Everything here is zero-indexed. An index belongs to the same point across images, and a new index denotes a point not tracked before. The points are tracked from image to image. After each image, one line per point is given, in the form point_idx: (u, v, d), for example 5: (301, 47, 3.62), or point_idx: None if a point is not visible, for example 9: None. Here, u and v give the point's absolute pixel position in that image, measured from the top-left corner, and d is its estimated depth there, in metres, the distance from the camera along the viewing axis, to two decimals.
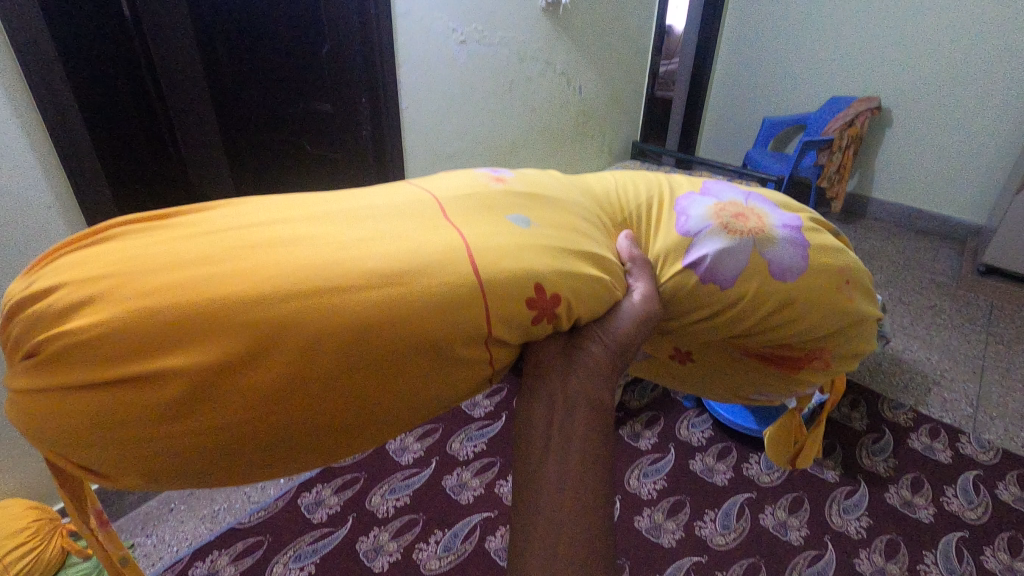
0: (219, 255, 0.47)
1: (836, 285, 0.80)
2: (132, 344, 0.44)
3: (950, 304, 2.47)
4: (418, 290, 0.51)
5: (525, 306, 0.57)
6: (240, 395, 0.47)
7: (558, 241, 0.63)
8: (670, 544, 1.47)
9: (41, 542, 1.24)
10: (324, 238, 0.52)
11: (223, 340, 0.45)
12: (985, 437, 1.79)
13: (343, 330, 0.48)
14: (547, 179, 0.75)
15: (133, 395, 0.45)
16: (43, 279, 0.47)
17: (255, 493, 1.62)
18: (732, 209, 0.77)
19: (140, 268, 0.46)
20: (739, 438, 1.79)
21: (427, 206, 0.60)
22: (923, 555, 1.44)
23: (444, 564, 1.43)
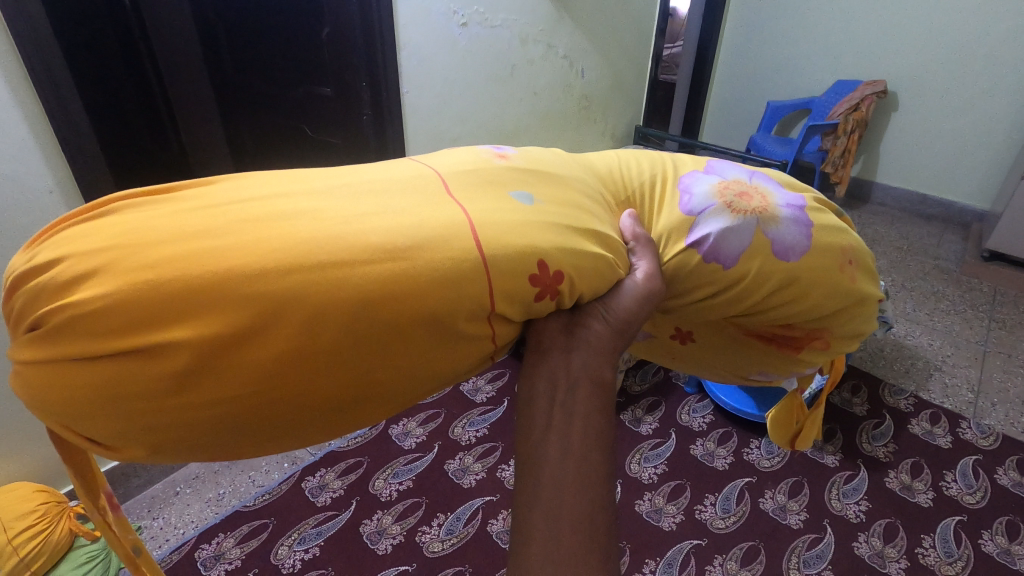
0: (220, 229, 0.47)
1: (838, 265, 0.80)
2: (136, 315, 0.44)
3: (953, 290, 2.46)
4: (419, 265, 0.51)
5: (528, 282, 0.57)
6: (242, 369, 0.47)
7: (561, 217, 0.62)
8: (671, 527, 1.49)
9: (50, 525, 1.26)
10: (325, 212, 0.51)
11: (224, 314, 0.45)
12: (986, 423, 1.80)
13: (345, 304, 0.48)
14: (550, 155, 0.75)
15: (137, 368, 0.45)
16: (45, 253, 0.47)
17: (260, 477, 1.64)
18: (736, 188, 0.77)
19: (139, 241, 0.46)
20: (740, 423, 1.80)
21: (428, 181, 0.60)
22: (921, 539, 1.46)
23: (447, 546, 1.44)
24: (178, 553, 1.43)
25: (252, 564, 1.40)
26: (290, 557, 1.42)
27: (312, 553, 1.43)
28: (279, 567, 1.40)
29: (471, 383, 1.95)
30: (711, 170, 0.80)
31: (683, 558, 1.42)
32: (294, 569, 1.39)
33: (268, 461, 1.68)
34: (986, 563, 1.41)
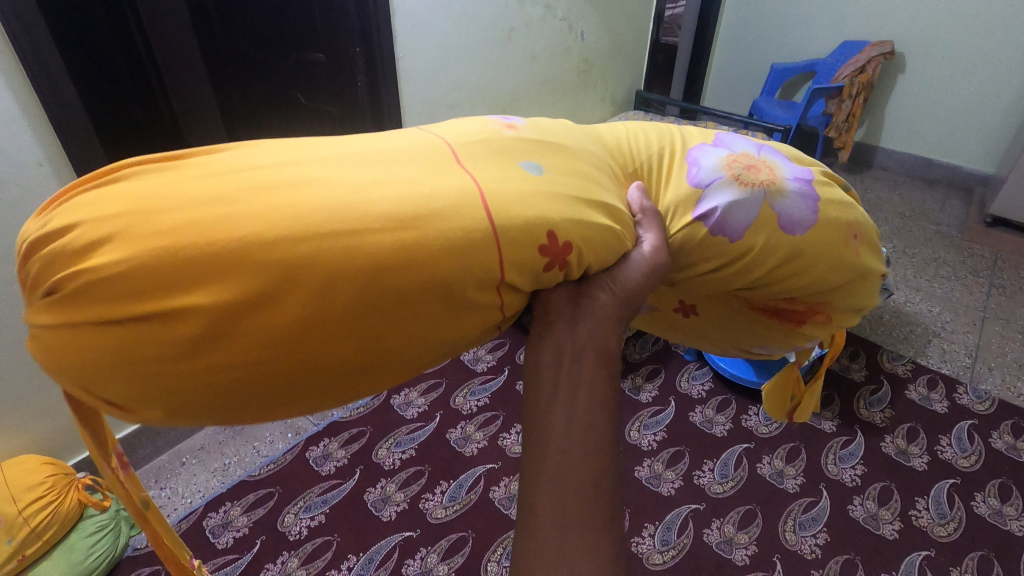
0: (234, 196, 0.46)
1: (844, 240, 0.79)
2: (155, 278, 0.43)
3: (954, 256, 2.45)
4: (435, 233, 0.50)
5: (537, 252, 0.56)
6: (259, 333, 0.46)
7: (570, 188, 0.61)
8: (670, 493, 1.51)
9: (59, 495, 1.28)
10: (340, 179, 0.50)
11: (244, 278, 0.44)
12: (982, 388, 1.81)
13: (364, 269, 0.47)
14: (557, 125, 0.73)
15: (156, 331, 0.45)
16: (59, 217, 0.46)
17: (264, 447, 1.66)
18: (743, 161, 0.75)
19: (154, 208, 0.45)
20: (739, 390, 1.81)
21: (438, 150, 0.58)
22: (915, 501, 1.49)
23: (450, 513, 1.47)
24: (186, 522, 1.46)
25: (260, 532, 1.43)
26: (296, 524, 1.45)
27: (318, 521, 1.46)
28: (286, 535, 1.43)
29: (472, 353, 1.95)
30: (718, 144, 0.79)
31: (681, 522, 1.45)
32: (301, 536, 1.42)
33: (272, 431, 1.70)
34: (977, 525, 1.44)
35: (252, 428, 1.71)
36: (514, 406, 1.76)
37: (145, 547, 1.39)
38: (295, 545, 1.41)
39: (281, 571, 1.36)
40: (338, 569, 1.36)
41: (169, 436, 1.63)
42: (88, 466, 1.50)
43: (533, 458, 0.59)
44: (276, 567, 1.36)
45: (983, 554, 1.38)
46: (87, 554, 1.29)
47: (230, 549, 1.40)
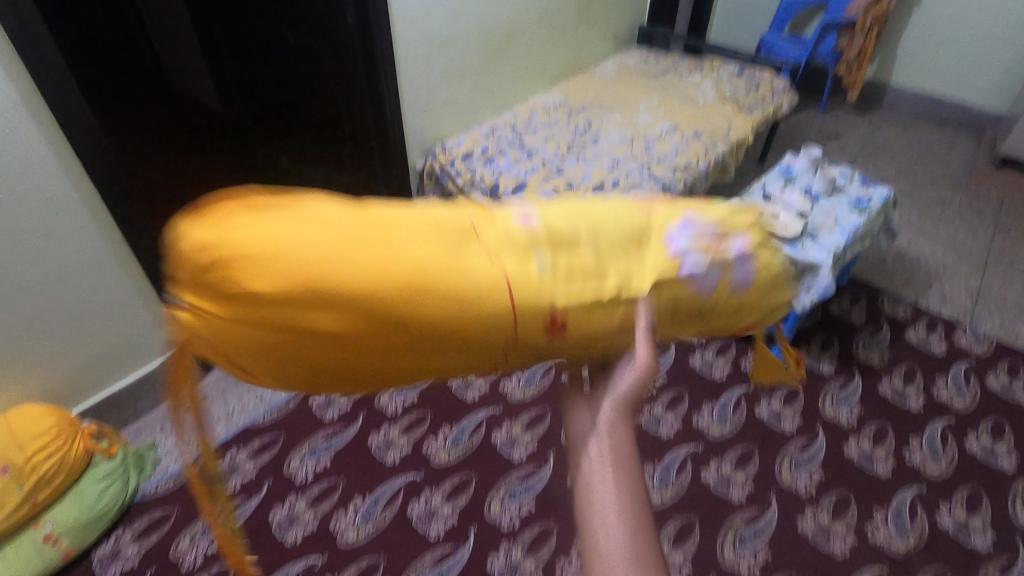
0: (352, 253, 0.59)
1: (780, 296, 0.81)
2: (293, 305, 0.58)
3: (960, 198, 2.41)
4: (488, 293, 0.64)
5: (552, 315, 0.67)
6: (359, 347, 0.63)
7: (577, 262, 0.68)
8: (669, 435, 1.53)
9: (64, 444, 1.29)
10: (423, 242, 0.63)
11: (356, 314, 0.60)
12: (981, 330, 1.82)
13: (439, 313, 0.62)
14: (550, 206, 0.71)
15: (286, 334, 0.60)
16: (212, 229, 0.58)
17: (265, 394, 1.66)
18: (693, 251, 0.72)
19: (295, 259, 0.58)
20: (739, 335, 1.81)
21: (492, 215, 0.69)
22: (909, 441, 1.52)
23: (452, 456, 1.50)
24: (193, 468, 1.48)
25: (266, 476, 1.46)
26: (302, 468, 1.47)
27: (323, 465, 1.48)
28: (292, 478, 1.45)
29: None
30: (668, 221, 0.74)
31: (680, 463, 1.47)
32: (307, 480, 1.45)
33: None
34: (968, 462, 1.47)
35: None
36: None
37: (154, 492, 1.43)
38: (302, 488, 1.43)
39: (290, 512, 1.39)
40: (345, 510, 1.39)
41: (170, 384, 1.63)
42: (91, 414, 1.50)
43: (580, 491, 0.62)
44: (284, 509, 1.40)
45: (973, 489, 1.43)
46: (97, 499, 1.32)
47: (239, 493, 1.43)
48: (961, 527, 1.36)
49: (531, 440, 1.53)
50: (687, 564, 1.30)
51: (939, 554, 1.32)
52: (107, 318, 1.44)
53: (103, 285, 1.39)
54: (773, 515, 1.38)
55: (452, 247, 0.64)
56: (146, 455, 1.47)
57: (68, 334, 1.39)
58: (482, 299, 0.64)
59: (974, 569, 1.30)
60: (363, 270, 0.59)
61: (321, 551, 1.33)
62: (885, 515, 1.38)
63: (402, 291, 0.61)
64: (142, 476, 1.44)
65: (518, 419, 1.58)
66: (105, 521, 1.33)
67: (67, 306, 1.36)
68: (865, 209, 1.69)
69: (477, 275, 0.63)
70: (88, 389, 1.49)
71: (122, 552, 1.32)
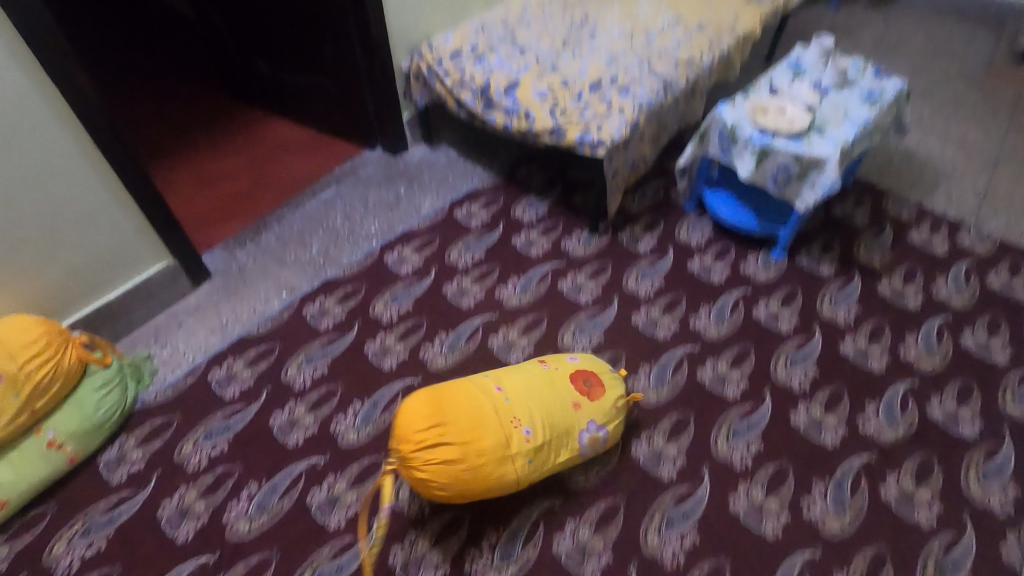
0: (491, 449, 1.11)
1: (624, 434, 1.31)
2: (464, 466, 1.10)
3: (975, 96, 2.29)
4: (555, 448, 1.17)
5: (570, 455, 1.19)
6: (499, 474, 1.12)
7: (562, 444, 1.18)
8: (665, 336, 1.54)
9: (58, 353, 1.28)
10: (527, 416, 1.16)
11: (496, 471, 1.11)
12: (985, 230, 1.78)
13: (536, 461, 1.15)
14: (520, 422, 1.15)
15: (460, 474, 1.10)
16: (427, 407, 1.13)
17: (259, 305, 1.64)
18: (584, 443, 1.21)
19: (467, 401, 1.15)
20: (738, 239, 1.77)
21: (557, 399, 1.20)
22: (905, 337, 1.51)
23: (449, 361, 1.50)
24: (192, 376, 1.48)
25: (265, 383, 1.47)
26: (300, 375, 1.48)
27: (320, 371, 1.49)
28: (291, 385, 1.46)
29: (465, 209, 1.88)
30: (575, 423, 1.20)
31: (676, 362, 1.48)
32: (306, 386, 1.46)
33: (266, 290, 1.68)
34: (963, 357, 1.47)
35: (245, 288, 1.69)
36: (510, 260, 1.73)
37: (153, 401, 1.44)
38: (301, 394, 1.45)
39: (290, 417, 1.41)
40: (345, 413, 1.41)
41: (162, 297, 1.61)
42: (83, 326, 1.49)
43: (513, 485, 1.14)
44: (284, 414, 1.41)
45: (965, 382, 1.42)
46: (97, 407, 1.33)
47: (238, 399, 1.44)
48: (950, 417, 1.37)
49: (528, 345, 1.53)
50: (681, 456, 1.32)
51: (927, 442, 1.33)
52: (88, 228, 1.39)
53: (78, 191, 1.33)
54: (767, 409, 1.39)
55: (497, 430, 1.13)
56: (141, 366, 1.48)
57: (49, 245, 1.35)
58: (514, 460, 1.12)
59: (959, 454, 1.31)
60: (472, 464, 1.10)
61: (321, 452, 1.35)
62: (877, 408, 1.38)
63: (490, 472, 1.11)
64: (140, 386, 1.45)
65: (515, 324, 1.57)
66: (108, 428, 1.35)
67: (42, 214, 1.30)
68: (877, 102, 1.59)
69: (510, 446, 1.13)
70: (76, 301, 1.46)
71: (127, 457, 1.35)
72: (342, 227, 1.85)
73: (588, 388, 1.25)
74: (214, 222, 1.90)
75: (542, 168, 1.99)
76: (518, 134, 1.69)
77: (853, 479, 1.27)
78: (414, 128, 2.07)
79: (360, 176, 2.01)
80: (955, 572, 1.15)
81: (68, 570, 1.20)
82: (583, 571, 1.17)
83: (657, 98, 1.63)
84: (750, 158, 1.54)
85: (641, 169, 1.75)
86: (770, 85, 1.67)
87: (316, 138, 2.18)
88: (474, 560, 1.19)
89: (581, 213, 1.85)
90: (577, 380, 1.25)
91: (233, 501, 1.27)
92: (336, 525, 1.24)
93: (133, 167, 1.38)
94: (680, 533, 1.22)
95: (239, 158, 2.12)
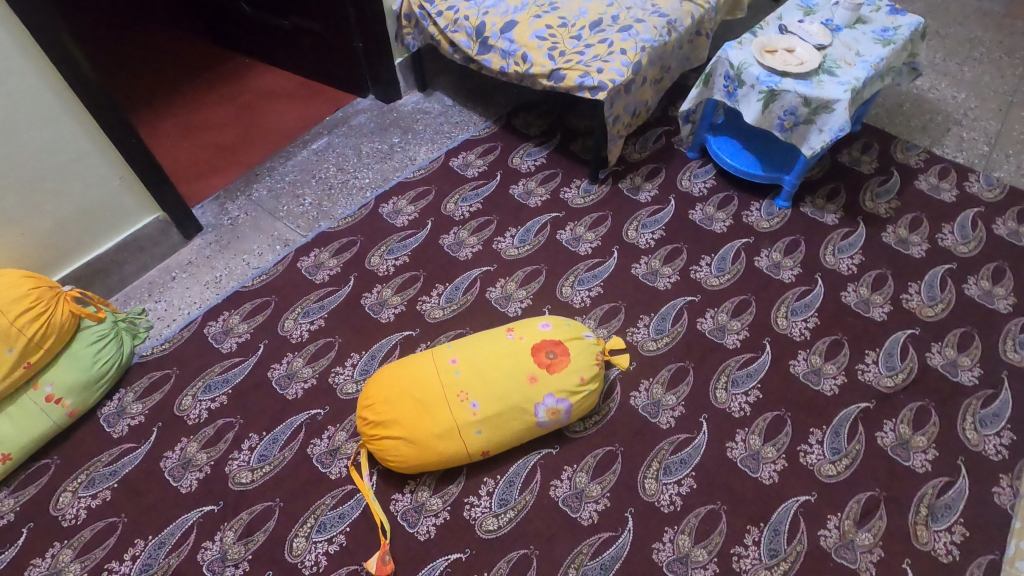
0: (430, 426, 1.15)
1: (596, 403, 1.27)
2: (407, 443, 1.16)
3: (992, 35, 2.19)
4: (508, 426, 1.17)
5: (527, 432, 1.19)
6: (445, 452, 1.16)
7: (515, 422, 1.17)
8: (666, 287, 1.52)
9: (50, 307, 1.26)
10: (466, 394, 1.16)
11: (439, 447, 1.16)
12: (995, 175, 1.73)
13: (486, 437, 1.17)
14: (461, 400, 1.16)
15: (404, 452, 1.16)
16: (376, 394, 1.20)
17: (253, 259, 1.62)
18: (542, 416, 1.18)
19: (409, 386, 1.18)
20: (741, 187, 1.73)
21: (508, 373, 1.18)
22: (908, 287, 1.50)
23: (447, 313, 1.49)
24: (188, 331, 1.47)
25: (262, 337, 1.46)
26: (297, 328, 1.47)
27: (317, 325, 1.47)
28: (289, 338, 1.45)
29: (461, 158, 1.83)
30: (529, 397, 1.17)
31: (676, 313, 1.47)
32: (303, 339, 1.45)
33: (260, 244, 1.65)
34: (965, 305, 1.46)
35: (238, 241, 1.65)
36: (508, 211, 1.69)
37: (150, 355, 1.44)
38: (298, 347, 1.44)
39: (288, 369, 1.40)
40: (343, 365, 1.40)
41: (154, 251, 1.58)
42: (74, 282, 1.46)
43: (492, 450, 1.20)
44: (282, 367, 1.41)
45: (965, 330, 1.41)
46: (94, 361, 1.32)
47: (235, 353, 1.43)
48: (949, 365, 1.36)
49: (527, 296, 1.51)
50: (680, 405, 1.33)
51: (924, 389, 1.33)
52: (71, 177, 1.34)
53: (57, 139, 1.27)
54: (767, 358, 1.39)
55: (439, 408, 1.16)
56: (137, 321, 1.44)
57: (32, 196, 1.30)
58: (462, 433, 1.15)
59: (957, 402, 1.31)
60: (416, 436, 1.15)
61: (321, 404, 1.35)
62: (876, 357, 1.38)
63: (435, 444, 1.15)
64: (136, 340, 1.44)
65: (513, 276, 1.55)
66: (106, 382, 1.35)
67: (22, 163, 1.25)
68: (891, 40, 1.51)
69: (456, 420, 1.15)
70: (66, 256, 1.43)
71: (127, 410, 1.35)
72: (335, 178, 1.80)
73: (550, 360, 1.20)
74: (203, 174, 1.85)
75: (540, 116, 1.92)
76: (516, 77, 1.62)
77: (850, 426, 1.28)
78: (407, 74, 1.99)
79: (352, 125, 1.95)
80: (947, 514, 1.17)
81: (75, 520, 1.21)
82: (581, 516, 1.19)
83: (661, 38, 1.55)
84: (756, 101, 1.49)
85: (642, 115, 1.69)
86: (779, 23, 1.59)
87: (305, 86, 2.10)
88: (472, 506, 1.20)
89: (580, 162, 1.80)
90: (538, 352, 1.20)
91: (235, 453, 1.28)
92: (338, 474, 1.25)
93: (114, 114, 1.31)
94: (677, 479, 1.22)
95: (226, 108, 2.05)
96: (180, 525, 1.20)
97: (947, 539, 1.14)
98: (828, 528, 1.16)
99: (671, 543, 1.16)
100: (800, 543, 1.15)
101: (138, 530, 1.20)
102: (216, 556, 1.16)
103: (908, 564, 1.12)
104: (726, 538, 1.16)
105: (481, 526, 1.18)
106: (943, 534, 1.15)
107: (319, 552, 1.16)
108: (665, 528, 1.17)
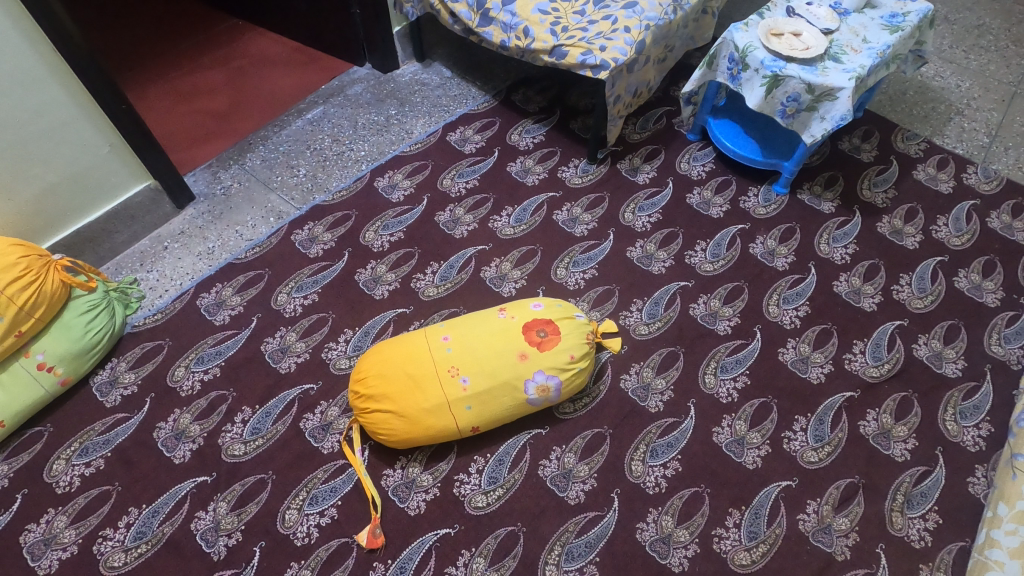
0: (420, 403, 1.16)
1: (587, 383, 1.28)
2: (397, 418, 1.17)
3: (1001, 23, 2.15)
4: (498, 403, 1.18)
5: (519, 407, 1.20)
6: (433, 427, 1.17)
7: (507, 399, 1.18)
8: (660, 272, 1.52)
9: (40, 275, 1.25)
10: (458, 371, 1.17)
11: (429, 423, 1.17)
12: (993, 167, 1.72)
13: (476, 414, 1.18)
14: (454, 377, 1.17)
15: (395, 427, 1.18)
16: (369, 371, 1.21)
17: (247, 231, 1.60)
18: (531, 394, 1.19)
19: (399, 364, 1.19)
20: (740, 172, 1.72)
21: (498, 353, 1.18)
22: (899, 278, 1.51)
23: (442, 291, 1.49)
24: (180, 302, 1.47)
25: (255, 310, 1.45)
26: (290, 303, 1.47)
27: (311, 300, 1.47)
28: (282, 312, 1.45)
29: (458, 133, 1.80)
30: (520, 374, 1.18)
31: (670, 298, 1.48)
32: (296, 313, 1.45)
33: (253, 215, 1.63)
34: (953, 298, 1.47)
35: (232, 213, 1.64)
36: (504, 190, 1.67)
37: (142, 325, 1.43)
38: (292, 321, 1.44)
39: (281, 343, 1.41)
40: (336, 341, 1.41)
41: (145, 220, 1.56)
42: (64, 250, 1.45)
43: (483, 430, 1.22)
44: (275, 341, 1.41)
45: (952, 324, 1.43)
46: (85, 331, 1.32)
47: (228, 325, 1.43)
48: (934, 357, 1.38)
49: (522, 277, 1.51)
50: (669, 389, 1.34)
51: (909, 381, 1.35)
52: (58, 142, 1.30)
53: (43, 104, 1.24)
54: (756, 346, 1.40)
55: (432, 383, 1.17)
56: (129, 290, 1.45)
57: (22, 158, 1.27)
58: (452, 409, 1.17)
59: (939, 393, 1.33)
60: (407, 411, 1.17)
61: (314, 378, 1.36)
62: (864, 347, 1.40)
63: (426, 418, 1.16)
64: (128, 310, 1.44)
65: (508, 256, 1.55)
66: (99, 352, 1.34)
67: (9, 126, 1.22)
68: (899, 26, 1.49)
69: (446, 396, 1.16)
70: (55, 223, 1.41)
71: (120, 380, 1.35)
72: (329, 150, 1.77)
73: (541, 338, 1.21)
74: (195, 142, 1.81)
75: (540, 92, 1.89)
76: (516, 53, 1.57)
77: (834, 415, 1.31)
78: (406, 44, 1.95)
79: (347, 95, 1.91)
80: (923, 502, 1.21)
81: (69, 487, 1.22)
82: (567, 495, 1.22)
83: (667, 17, 1.51)
84: (759, 86, 1.47)
85: (644, 95, 1.67)
86: (787, 6, 1.56)
87: (300, 52, 2.05)
88: (462, 483, 1.23)
89: (579, 141, 1.78)
90: (528, 330, 1.21)
91: (228, 426, 1.29)
92: (330, 448, 1.27)
93: (100, 76, 1.27)
94: (663, 462, 1.25)
95: (218, 73, 2.00)
96: (173, 495, 1.22)
97: (920, 525, 1.18)
98: (807, 513, 1.20)
99: (654, 523, 1.19)
100: (779, 526, 1.18)
101: (131, 498, 1.21)
102: (209, 526, 1.18)
103: (881, 548, 1.16)
104: (708, 519, 1.19)
105: (470, 502, 1.21)
106: (917, 521, 1.19)
107: (310, 525, 1.19)
108: (649, 509, 1.20)
